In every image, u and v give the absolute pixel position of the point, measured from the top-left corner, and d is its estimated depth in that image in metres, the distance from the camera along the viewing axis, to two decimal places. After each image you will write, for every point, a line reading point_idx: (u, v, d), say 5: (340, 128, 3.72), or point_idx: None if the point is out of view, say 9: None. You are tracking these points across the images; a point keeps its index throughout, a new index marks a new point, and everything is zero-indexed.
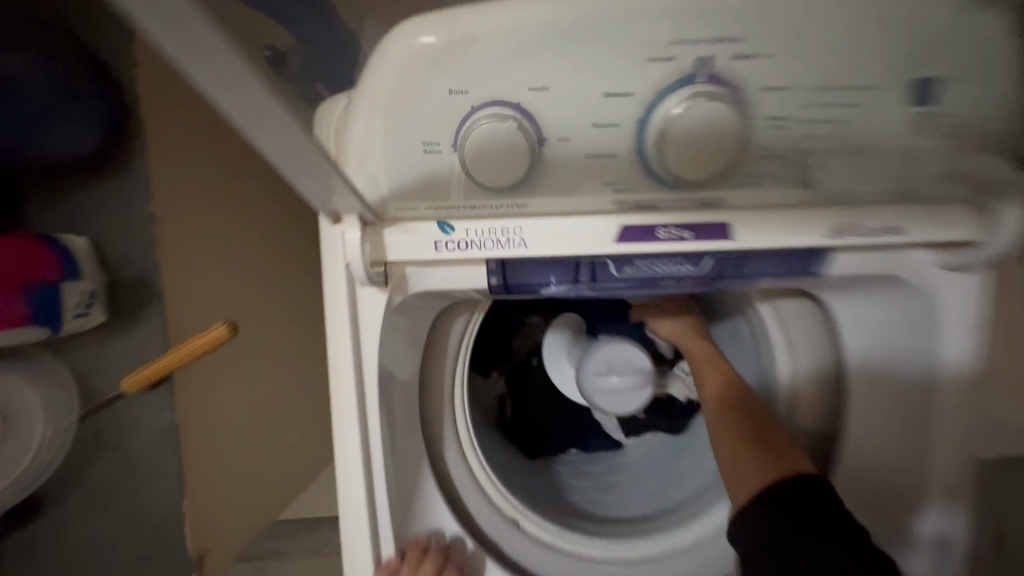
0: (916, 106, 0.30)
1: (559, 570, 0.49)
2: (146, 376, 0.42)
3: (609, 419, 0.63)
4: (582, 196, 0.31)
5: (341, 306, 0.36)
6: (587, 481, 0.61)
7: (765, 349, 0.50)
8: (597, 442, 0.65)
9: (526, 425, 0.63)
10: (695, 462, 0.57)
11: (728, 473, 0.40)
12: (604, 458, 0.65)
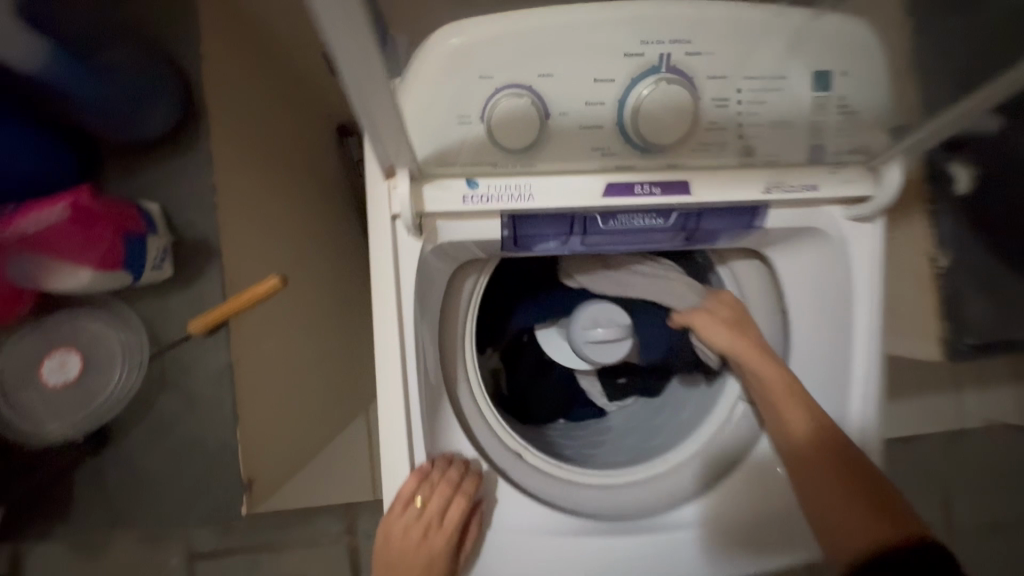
0: (818, 92, 0.40)
1: (558, 495, 0.56)
2: (210, 320, 0.49)
3: (593, 385, 0.71)
4: (577, 158, 0.41)
5: (384, 250, 0.44)
6: (576, 441, 0.69)
7: None
8: (584, 411, 0.72)
9: (520, 396, 0.69)
10: (669, 417, 0.66)
11: (834, 518, 0.47)
12: (590, 425, 0.72)
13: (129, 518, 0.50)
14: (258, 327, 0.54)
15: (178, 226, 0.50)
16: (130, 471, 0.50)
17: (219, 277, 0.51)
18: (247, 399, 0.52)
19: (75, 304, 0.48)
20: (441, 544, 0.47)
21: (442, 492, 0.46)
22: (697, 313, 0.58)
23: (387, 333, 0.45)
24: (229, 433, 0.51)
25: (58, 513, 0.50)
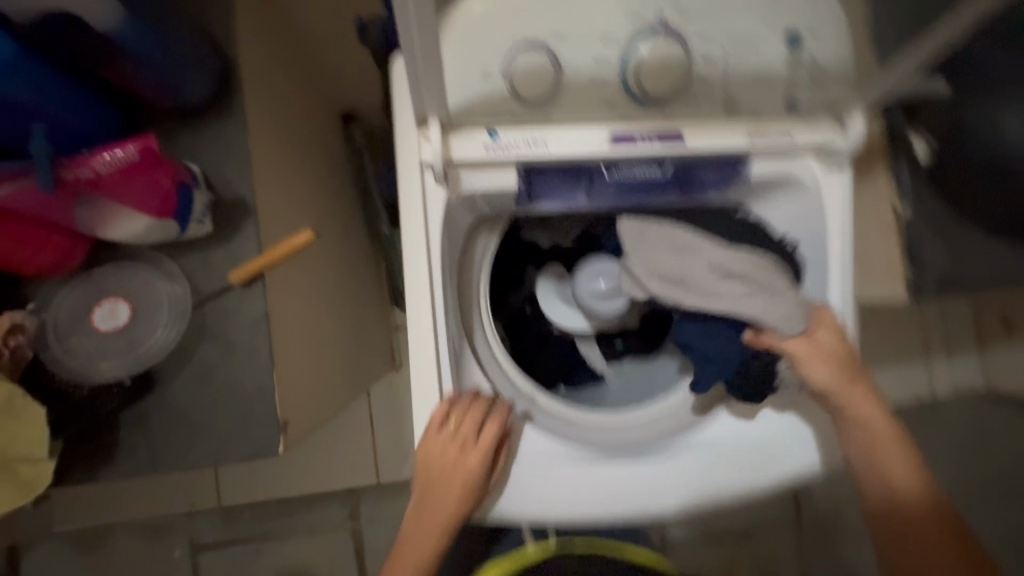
0: (788, 50, 0.47)
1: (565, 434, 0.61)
2: (251, 270, 0.53)
3: (593, 351, 0.74)
4: (586, 110, 0.47)
5: (414, 198, 0.50)
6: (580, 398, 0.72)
7: None
8: (584, 378, 0.73)
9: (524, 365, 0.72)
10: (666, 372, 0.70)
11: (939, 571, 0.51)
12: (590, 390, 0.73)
13: (173, 461, 0.54)
14: (280, 283, 0.58)
15: (215, 186, 0.54)
16: (172, 417, 0.53)
17: (254, 233, 0.55)
18: (280, 347, 0.56)
19: (121, 260, 0.52)
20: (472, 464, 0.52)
21: (472, 418, 0.52)
22: (800, 340, 0.53)
23: (418, 275, 0.51)
24: (267, 376, 0.55)
25: (103, 457, 0.53)
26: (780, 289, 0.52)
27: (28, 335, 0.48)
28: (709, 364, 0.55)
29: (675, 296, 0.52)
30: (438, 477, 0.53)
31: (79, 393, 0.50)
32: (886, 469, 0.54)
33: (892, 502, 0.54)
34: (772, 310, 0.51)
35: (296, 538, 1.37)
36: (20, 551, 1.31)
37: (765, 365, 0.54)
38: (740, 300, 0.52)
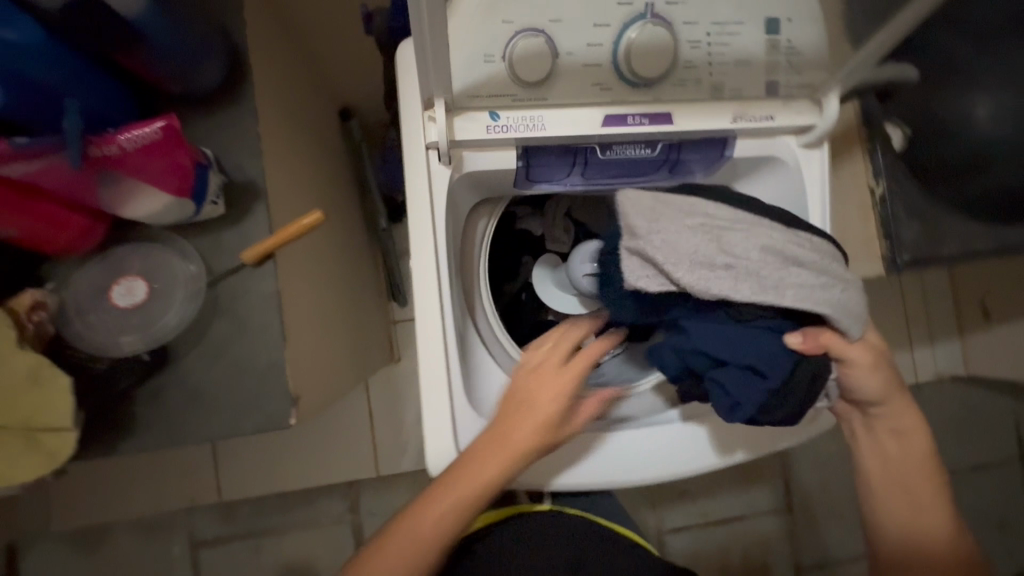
0: (769, 36, 0.49)
1: None
2: (262, 250, 0.55)
3: None
4: (582, 93, 0.50)
5: (420, 177, 0.53)
6: None
7: None
8: None
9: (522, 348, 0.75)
10: None
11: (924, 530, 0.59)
12: None
13: (189, 435, 0.55)
14: (287, 262, 0.61)
15: (227, 168, 0.56)
16: (187, 392, 0.55)
17: (265, 214, 0.57)
18: (289, 325, 0.59)
19: (137, 240, 0.54)
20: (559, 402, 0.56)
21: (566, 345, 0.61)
22: (862, 349, 0.53)
23: (424, 252, 0.54)
24: (279, 352, 0.57)
25: (120, 433, 0.54)
26: (844, 283, 0.52)
27: (49, 312, 0.50)
28: (759, 375, 0.50)
29: (723, 285, 0.49)
30: (521, 410, 0.55)
31: (99, 367, 0.52)
32: (905, 465, 0.59)
33: (906, 492, 0.59)
34: (828, 301, 0.50)
35: (296, 532, 1.38)
36: (19, 551, 1.31)
37: (808, 375, 0.52)
38: (811, 292, 0.50)
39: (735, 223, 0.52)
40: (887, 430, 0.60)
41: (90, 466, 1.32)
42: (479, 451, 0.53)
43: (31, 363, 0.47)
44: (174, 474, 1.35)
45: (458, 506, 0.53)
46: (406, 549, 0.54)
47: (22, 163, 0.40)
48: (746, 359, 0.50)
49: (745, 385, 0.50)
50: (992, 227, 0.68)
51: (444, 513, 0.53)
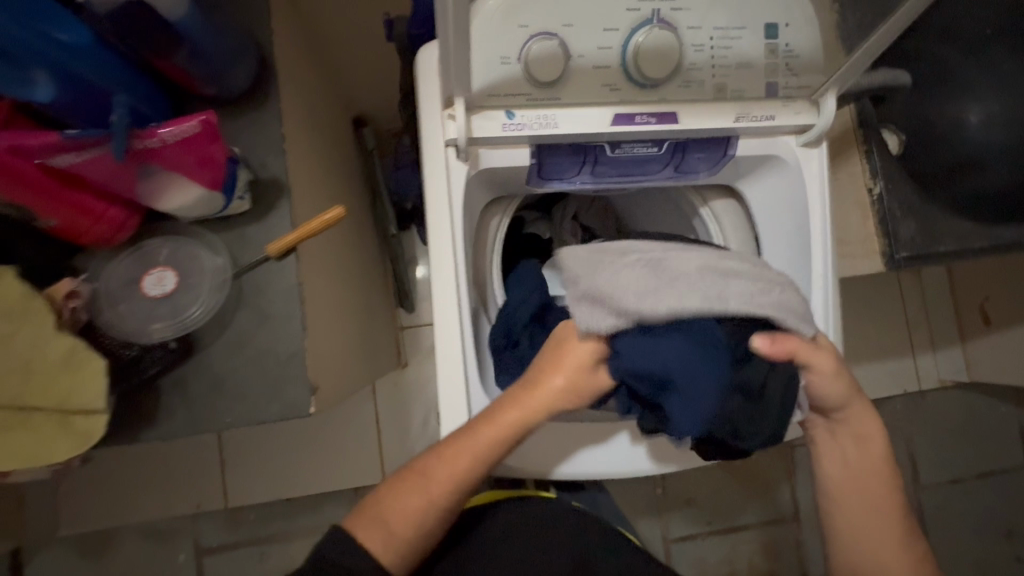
0: (767, 39, 0.53)
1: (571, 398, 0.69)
2: (284, 244, 0.57)
3: None
4: (592, 94, 0.53)
5: (439, 173, 0.55)
6: None
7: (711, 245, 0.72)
8: None
9: None
10: None
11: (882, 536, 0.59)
12: None
13: (210, 423, 0.57)
14: (308, 257, 0.63)
15: (254, 165, 0.59)
16: (210, 379, 0.57)
17: (288, 210, 0.59)
18: (310, 317, 0.61)
19: (167, 233, 0.56)
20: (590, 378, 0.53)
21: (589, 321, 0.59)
22: (825, 355, 0.54)
23: (442, 244, 0.56)
24: (299, 342, 0.59)
25: (145, 420, 0.55)
26: (779, 285, 0.51)
27: (83, 300, 0.52)
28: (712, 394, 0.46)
29: (669, 302, 0.47)
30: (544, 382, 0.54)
31: (128, 352, 0.53)
32: (863, 473, 0.59)
33: (865, 501, 0.59)
34: (772, 303, 0.48)
35: (300, 539, 1.38)
36: (24, 557, 1.31)
37: (782, 382, 0.50)
38: (754, 296, 0.48)
39: (668, 250, 0.52)
40: (850, 438, 0.60)
41: (98, 471, 1.33)
42: (502, 418, 0.53)
43: (67, 345, 0.49)
44: (180, 480, 1.36)
45: (476, 461, 0.54)
46: (413, 513, 0.55)
47: (71, 154, 0.44)
48: (686, 371, 0.45)
49: (698, 400, 0.45)
50: (989, 225, 0.70)
51: (463, 469, 0.54)
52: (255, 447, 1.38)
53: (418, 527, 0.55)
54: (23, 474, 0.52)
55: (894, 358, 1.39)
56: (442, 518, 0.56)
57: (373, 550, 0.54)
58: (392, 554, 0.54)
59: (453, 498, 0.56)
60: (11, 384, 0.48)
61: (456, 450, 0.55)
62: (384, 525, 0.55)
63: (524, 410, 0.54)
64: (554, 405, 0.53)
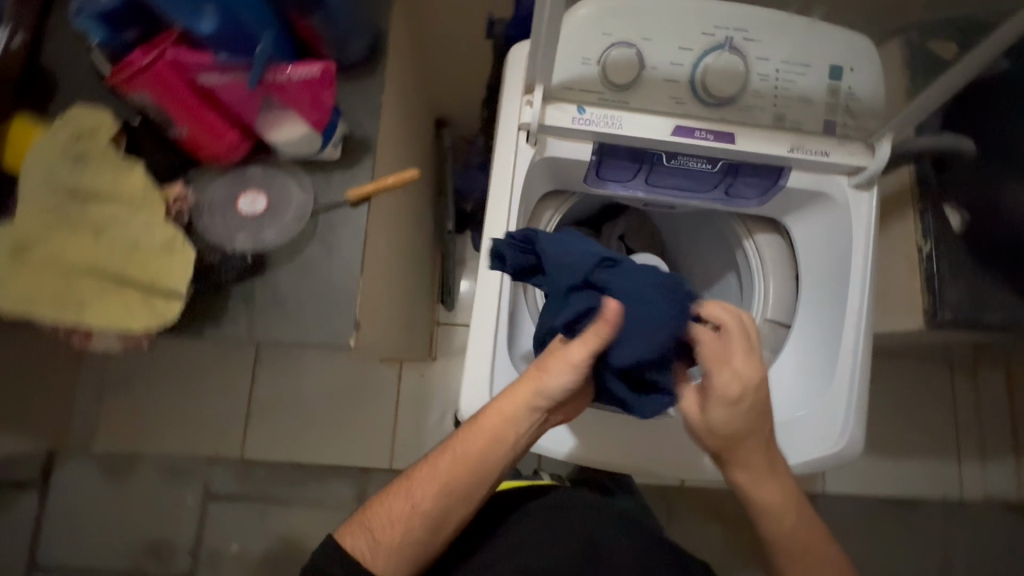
0: (831, 79, 0.57)
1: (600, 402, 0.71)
2: (364, 192, 0.65)
3: None
4: (659, 104, 0.58)
5: (508, 152, 0.62)
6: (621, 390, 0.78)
7: (749, 279, 0.74)
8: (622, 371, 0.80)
9: None
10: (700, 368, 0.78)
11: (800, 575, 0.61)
12: None
13: (263, 333, 0.63)
14: (377, 211, 0.70)
15: (351, 123, 0.68)
16: (273, 298, 0.64)
17: (370, 166, 0.67)
18: (367, 263, 0.67)
19: (266, 164, 0.65)
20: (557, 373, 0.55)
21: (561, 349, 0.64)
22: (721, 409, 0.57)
23: (498, 215, 0.62)
24: (354, 279, 0.65)
25: (210, 319, 0.63)
26: None
27: (188, 204, 0.61)
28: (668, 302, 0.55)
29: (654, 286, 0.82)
30: (521, 378, 0.59)
31: (212, 259, 0.61)
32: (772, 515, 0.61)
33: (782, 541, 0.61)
34: None
35: (301, 507, 1.42)
36: (54, 463, 1.40)
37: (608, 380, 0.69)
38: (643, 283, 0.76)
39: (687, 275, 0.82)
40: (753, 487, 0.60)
41: (136, 397, 1.42)
42: (478, 418, 0.60)
43: (169, 235, 0.57)
44: (205, 423, 1.43)
45: (455, 469, 0.60)
46: (403, 520, 0.60)
47: (216, 73, 0.54)
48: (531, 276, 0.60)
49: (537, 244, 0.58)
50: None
51: (444, 477, 0.60)
52: (279, 408, 1.44)
53: (402, 536, 0.60)
54: (102, 343, 0.59)
55: (933, 456, 1.31)
56: (426, 530, 0.60)
57: (360, 554, 0.60)
58: (382, 560, 0.59)
59: (437, 510, 0.60)
60: (118, 259, 0.56)
61: (436, 460, 0.61)
62: (374, 537, 0.60)
63: (498, 407, 0.59)
64: (527, 400, 0.58)
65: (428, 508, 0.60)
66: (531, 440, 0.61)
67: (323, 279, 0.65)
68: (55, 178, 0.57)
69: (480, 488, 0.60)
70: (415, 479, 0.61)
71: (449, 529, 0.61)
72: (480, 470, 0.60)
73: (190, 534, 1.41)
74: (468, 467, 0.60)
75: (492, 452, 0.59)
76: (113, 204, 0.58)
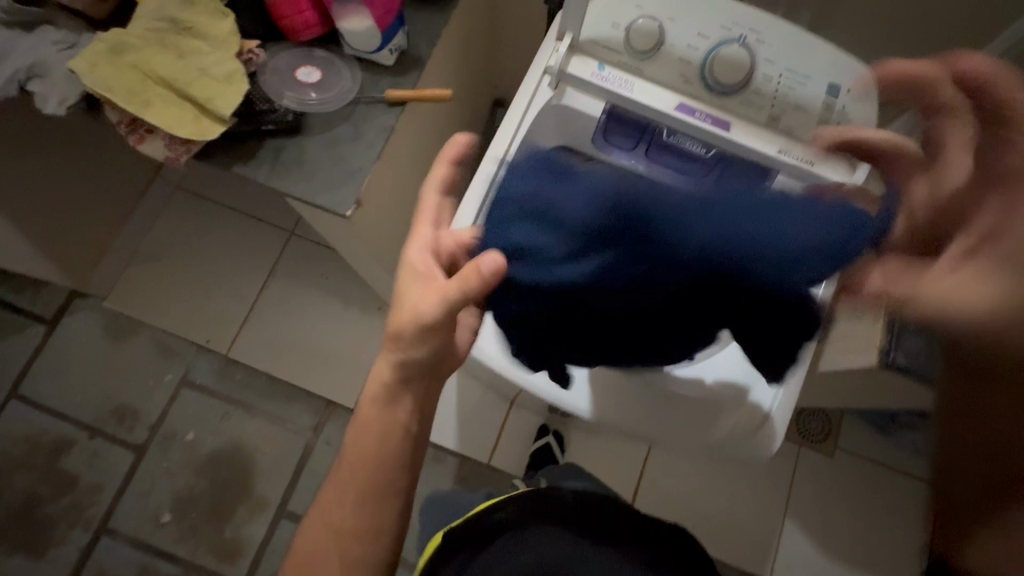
0: (828, 95, 0.63)
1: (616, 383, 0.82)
2: (402, 96, 0.75)
3: None
4: (669, 79, 0.66)
5: (530, 88, 0.72)
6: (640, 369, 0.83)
7: None
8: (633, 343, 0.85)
9: None
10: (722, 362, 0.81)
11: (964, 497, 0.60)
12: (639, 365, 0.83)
13: (278, 182, 0.71)
14: (408, 120, 0.79)
15: (411, 44, 0.78)
16: (296, 158, 0.72)
17: (414, 78, 0.77)
18: (386, 154, 0.76)
19: (330, 52, 0.76)
20: (417, 327, 0.61)
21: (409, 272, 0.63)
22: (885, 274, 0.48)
23: (506, 137, 0.71)
24: (368, 163, 0.73)
25: (240, 156, 0.72)
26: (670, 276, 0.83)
27: (257, 59, 0.72)
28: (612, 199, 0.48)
29: None
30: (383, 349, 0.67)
31: (261, 107, 0.71)
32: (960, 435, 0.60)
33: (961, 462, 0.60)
34: None
35: (261, 419, 1.48)
36: (69, 308, 1.53)
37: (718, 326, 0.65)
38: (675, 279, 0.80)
39: None
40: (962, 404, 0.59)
41: (157, 271, 1.54)
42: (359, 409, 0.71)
43: (232, 70, 0.68)
44: (207, 313, 1.53)
45: (357, 470, 0.70)
46: (329, 537, 0.70)
47: None
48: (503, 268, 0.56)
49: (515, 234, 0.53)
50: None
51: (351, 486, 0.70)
52: (276, 321, 1.53)
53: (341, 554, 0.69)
54: (149, 147, 0.69)
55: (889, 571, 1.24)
56: (359, 538, 0.70)
57: None
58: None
59: (356, 520, 0.70)
60: (187, 78, 0.67)
61: (339, 480, 0.71)
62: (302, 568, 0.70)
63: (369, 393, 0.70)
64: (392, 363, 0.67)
65: (346, 523, 0.70)
66: (403, 421, 0.69)
67: (342, 156, 0.73)
68: (163, 6, 0.69)
69: (372, 462, 0.69)
70: (326, 508, 0.71)
71: (376, 530, 0.70)
72: (378, 464, 0.70)
73: (156, 410, 1.49)
74: (365, 466, 0.70)
75: (387, 412, 0.69)
76: (199, 40, 0.69)
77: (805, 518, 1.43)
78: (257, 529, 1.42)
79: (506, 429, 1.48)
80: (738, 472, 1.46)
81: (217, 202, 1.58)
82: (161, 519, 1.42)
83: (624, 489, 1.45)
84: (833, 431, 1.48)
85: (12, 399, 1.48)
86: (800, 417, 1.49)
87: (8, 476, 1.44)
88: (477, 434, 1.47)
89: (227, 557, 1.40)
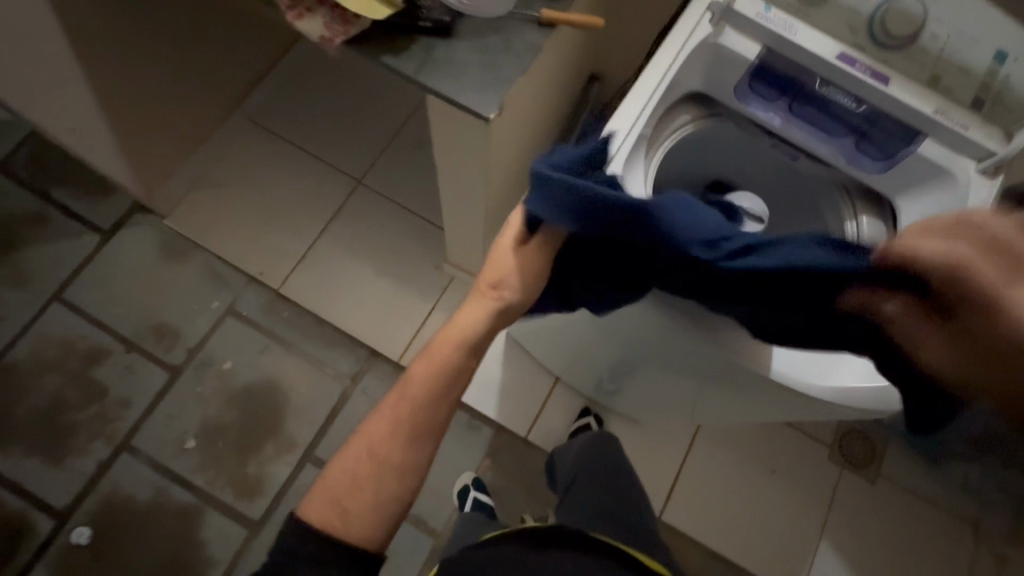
0: (995, 61, 0.63)
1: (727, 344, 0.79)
2: (555, 17, 0.75)
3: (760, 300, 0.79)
4: (834, 28, 0.68)
5: (689, 21, 0.72)
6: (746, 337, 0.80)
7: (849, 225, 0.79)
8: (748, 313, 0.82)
9: None
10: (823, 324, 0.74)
11: None
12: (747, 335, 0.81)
13: (425, 78, 0.72)
14: (552, 48, 0.80)
15: None
16: (446, 59, 0.73)
17: (566, 5, 0.78)
18: (530, 72, 0.76)
19: None
20: (520, 285, 0.68)
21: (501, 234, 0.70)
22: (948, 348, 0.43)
23: (660, 65, 0.71)
24: (514, 75, 0.73)
25: (390, 47, 0.72)
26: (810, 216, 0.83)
27: None
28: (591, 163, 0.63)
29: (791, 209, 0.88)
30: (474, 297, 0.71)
31: (420, 4, 0.72)
32: None
33: None
34: None
35: (301, 359, 1.45)
36: (127, 221, 1.52)
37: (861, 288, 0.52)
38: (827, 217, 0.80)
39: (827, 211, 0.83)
40: None
41: (222, 197, 1.54)
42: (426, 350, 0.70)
43: None
44: (265, 246, 1.52)
45: (401, 405, 0.68)
46: (365, 467, 0.66)
47: None
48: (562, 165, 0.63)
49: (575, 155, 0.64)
50: None
51: (390, 425, 0.67)
52: (330, 265, 1.52)
53: (376, 496, 0.65)
54: (305, 25, 0.71)
55: None
56: (395, 477, 0.66)
57: (327, 525, 0.63)
58: (374, 541, 0.64)
59: (401, 462, 0.67)
60: None
61: (382, 410, 0.69)
62: (343, 511, 0.64)
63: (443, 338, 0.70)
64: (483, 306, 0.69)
65: (392, 461, 0.66)
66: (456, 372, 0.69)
67: (491, 65, 0.73)
68: None
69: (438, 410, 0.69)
70: (370, 434, 0.68)
71: (411, 478, 0.67)
72: (427, 413, 0.68)
73: (197, 334, 1.46)
74: (413, 406, 0.67)
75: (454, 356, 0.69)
76: None
77: (840, 542, 1.39)
78: (281, 470, 1.38)
79: (547, 408, 1.47)
80: (776, 484, 1.43)
81: (291, 142, 1.58)
82: (185, 444, 1.38)
83: (659, 486, 1.41)
84: (877, 457, 1.45)
85: (55, 300, 1.45)
86: (845, 439, 1.46)
87: (39, 377, 1.40)
88: (519, 409, 1.46)
89: (246, 494, 1.36)
